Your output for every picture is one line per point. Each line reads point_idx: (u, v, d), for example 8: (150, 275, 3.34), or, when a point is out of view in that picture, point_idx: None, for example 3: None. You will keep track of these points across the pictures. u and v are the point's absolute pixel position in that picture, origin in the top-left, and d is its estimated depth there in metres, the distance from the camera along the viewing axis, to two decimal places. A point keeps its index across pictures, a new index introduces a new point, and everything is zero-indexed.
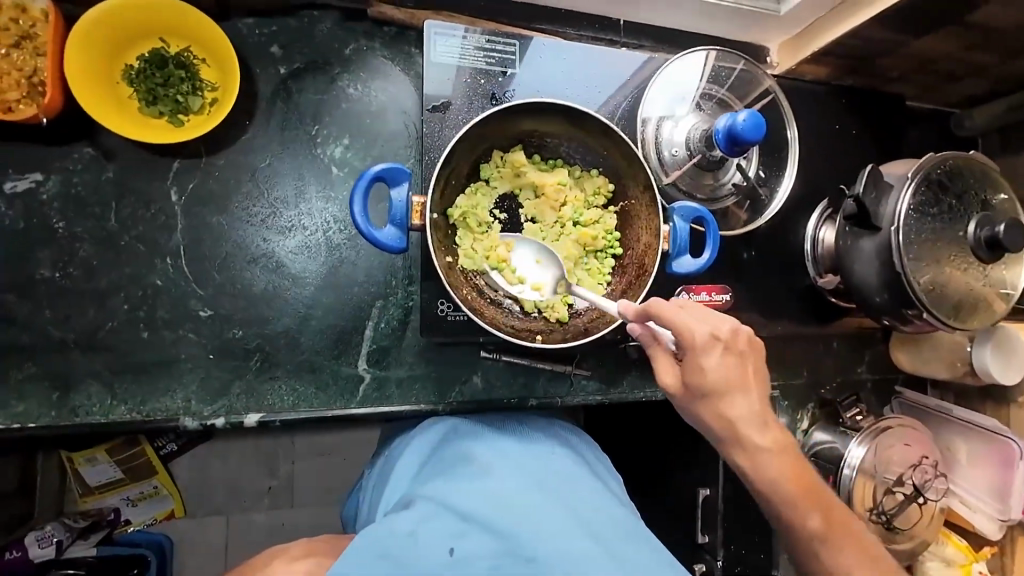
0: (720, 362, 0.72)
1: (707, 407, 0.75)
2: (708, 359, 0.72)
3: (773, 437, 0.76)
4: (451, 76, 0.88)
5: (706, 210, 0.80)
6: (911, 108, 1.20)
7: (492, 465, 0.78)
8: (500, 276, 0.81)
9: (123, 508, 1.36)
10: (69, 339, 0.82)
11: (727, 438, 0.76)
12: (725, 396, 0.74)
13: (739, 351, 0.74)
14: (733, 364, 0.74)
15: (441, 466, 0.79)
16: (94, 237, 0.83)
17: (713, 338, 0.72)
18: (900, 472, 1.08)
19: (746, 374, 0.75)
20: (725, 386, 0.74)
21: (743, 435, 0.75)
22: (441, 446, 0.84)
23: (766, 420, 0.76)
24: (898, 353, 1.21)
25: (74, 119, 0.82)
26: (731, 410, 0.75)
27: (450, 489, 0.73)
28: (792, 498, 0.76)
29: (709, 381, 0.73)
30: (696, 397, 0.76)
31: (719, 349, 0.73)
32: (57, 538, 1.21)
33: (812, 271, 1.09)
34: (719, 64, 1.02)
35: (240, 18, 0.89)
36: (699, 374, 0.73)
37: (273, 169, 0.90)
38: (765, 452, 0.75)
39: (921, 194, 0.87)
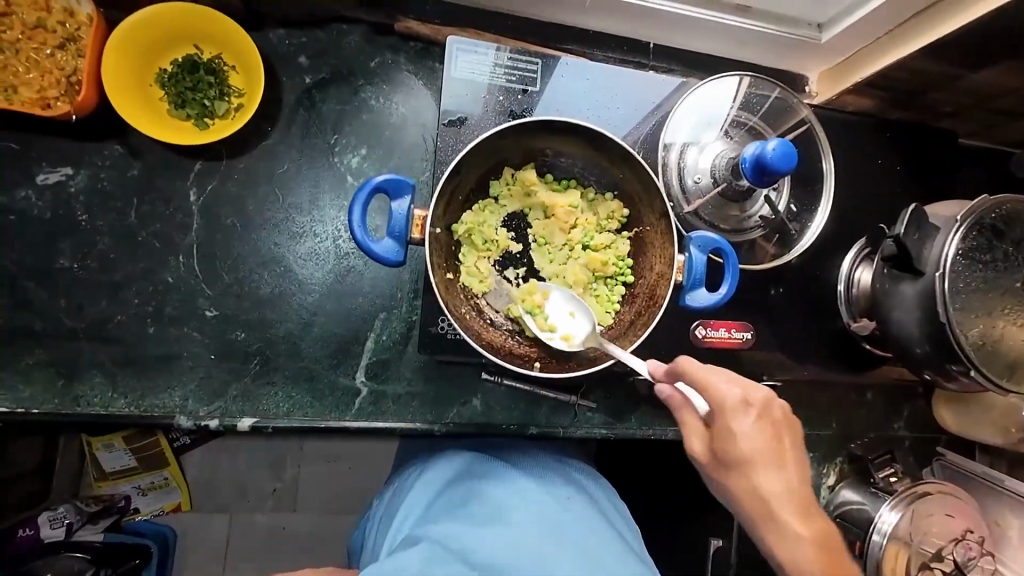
0: (753, 429, 0.71)
1: (740, 482, 0.73)
2: (740, 426, 0.71)
3: (813, 527, 0.72)
4: (470, 91, 0.87)
5: (726, 241, 0.75)
6: (965, 146, 1.11)
7: (503, 506, 0.75)
8: (532, 321, 0.76)
9: (134, 497, 1.35)
10: (79, 328, 0.84)
11: (758, 518, 0.73)
12: (762, 472, 0.72)
13: (773, 420, 0.73)
14: (770, 435, 0.72)
15: (452, 503, 0.78)
16: (113, 231, 0.86)
17: (745, 404, 0.71)
18: (940, 546, 0.97)
19: (786, 449, 0.73)
20: (758, 458, 0.72)
21: (778, 519, 0.72)
22: (457, 485, 0.81)
23: (814, 510, 0.73)
24: (942, 410, 1.10)
25: (107, 118, 0.86)
26: (765, 487, 0.72)
27: (458, 531, 0.71)
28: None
29: (744, 451, 0.71)
30: (725, 468, 0.73)
31: (752, 414, 0.71)
32: (69, 520, 1.23)
33: (845, 314, 1.02)
34: (752, 91, 0.97)
35: (273, 28, 0.92)
36: (732, 442, 0.72)
37: (290, 175, 0.91)
38: (802, 539, 0.72)
39: (972, 239, 0.79)
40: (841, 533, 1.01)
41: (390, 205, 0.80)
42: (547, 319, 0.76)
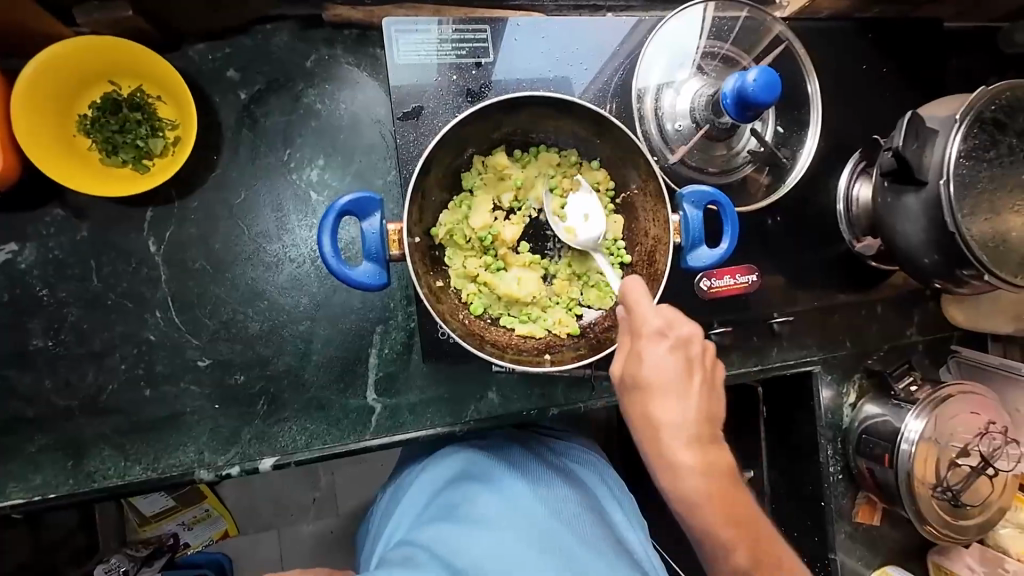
0: (665, 354, 0.65)
1: (637, 406, 0.67)
2: (651, 350, 0.65)
3: (708, 460, 0.66)
4: (420, 76, 0.80)
5: (721, 191, 0.70)
6: (949, 31, 1.05)
7: (494, 511, 0.75)
8: (549, 200, 0.74)
9: (181, 532, 1.36)
10: (73, 406, 0.81)
11: (649, 445, 0.67)
12: (657, 398, 0.65)
13: (690, 355, 0.66)
14: (681, 365, 0.66)
15: (444, 506, 0.79)
16: (79, 299, 0.81)
17: (658, 332, 0.65)
18: (966, 441, 0.99)
19: (686, 379, 0.66)
20: (661, 384, 0.65)
21: (669, 449, 0.65)
22: (450, 486, 0.82)
23: (704, 443, 0.66)
24: (953, 309, 1.11)
25: (37, 181, 0.79)
26: (662, 415, 0.65)
27: (447, 536, 0.72)
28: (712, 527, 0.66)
29: (647, 376, 0.66)
30: (627, 390, 0.68)
31: (666, 343, 0.66)
32: (124, 568, 1.23)
33: (847, 235, 0.99)
34: (719, 15, 0.90)
35: (191, 45, 0.83)
36: (641, 363, 0.66)
37: (249, 204, 0.85)
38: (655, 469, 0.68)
39: (974, 137, 0.74)
40: (869, 448, 1.03)
41: (359, 222, 0.75)
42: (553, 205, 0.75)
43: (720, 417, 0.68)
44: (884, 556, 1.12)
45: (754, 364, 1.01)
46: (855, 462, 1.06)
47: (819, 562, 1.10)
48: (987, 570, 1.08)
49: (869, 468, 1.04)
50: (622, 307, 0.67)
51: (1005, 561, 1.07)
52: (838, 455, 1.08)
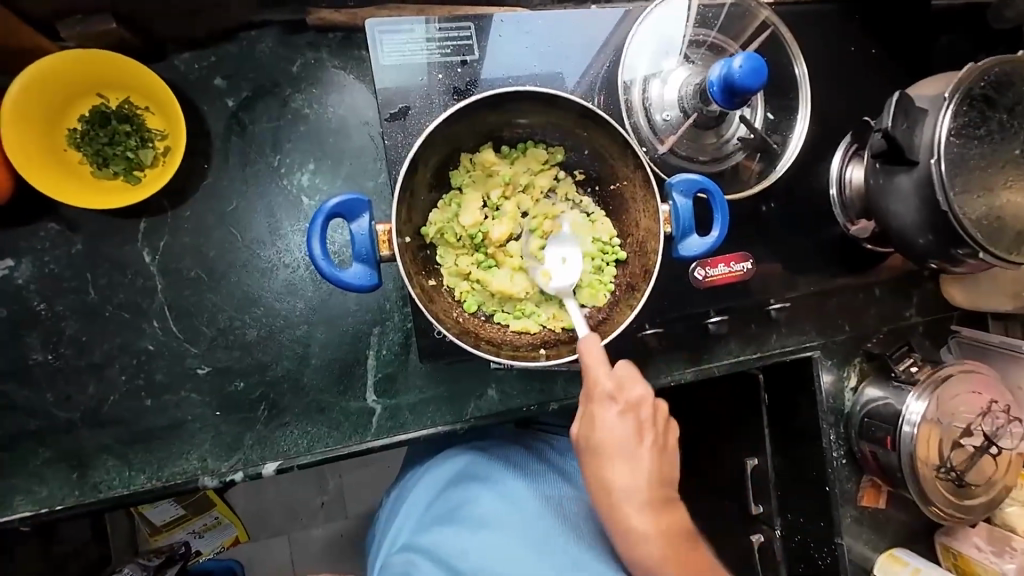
0: (616, 419, 0.68)
1: (595, 469, 0.70)
2: (604, 415, 0.68)
3: (659, 522, 0.70)
4: (406, 76, 0.80)
5: (710, 179, 0.69)
6: (940, 10, 1.04)
7: (496, 514, 0.76)
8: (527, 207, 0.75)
9: (192, 540, 1.37)
10: (75, 418, 0.82)
11: (605, 506, 0.70)
12: (612, 463, 0.69)
13: (640, 419, 0.69)
14: (632, 429, 0.69)
15: (446, 509, 0.80)
16: (77, 313, 0.81)
17: (611, 396, 0.68)
18: (968, 421, 0.99)
19: (643, 444, 0.69)
20: (616, 452, 0.69)
21: (624, 515, 0.69)
22: (452, 489, 0.83)
23: (659, 505, 0.70)
24: (952, 289, 1.11)
25: (30, 196, 0.79)
26: (614, 478, 0.69)
27: (450, 542, 0.75)
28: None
29: (603, 439, 0.69)
30: (584, 455, 0.71)
31: (617, 408, 0.68)
32: None
33: (841, 218, 0.99)
34: (704, 4, 0.90)
35: (176, 54, 0.83)
36: (594, 427, 0.69)
37: (242, 211, 0.86)
38: (638, 531, 0.69)
39: (964, 115, 0.73)
40: (872, 431, 1.03)
41: (346, 222, 0.76)
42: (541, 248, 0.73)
43: (675, 480, 0.72)
44: (892, 539, 1.12)
45: (753, 351, 1.02)
46: (857, 444, 1.06)
47: (826, 546, 1.10)
48: (995, 549, 1.07)
49: (872, 451, 1.04)
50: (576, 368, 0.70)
51: (1012, 540, 1.07)
52: (841, 439, 1.09)
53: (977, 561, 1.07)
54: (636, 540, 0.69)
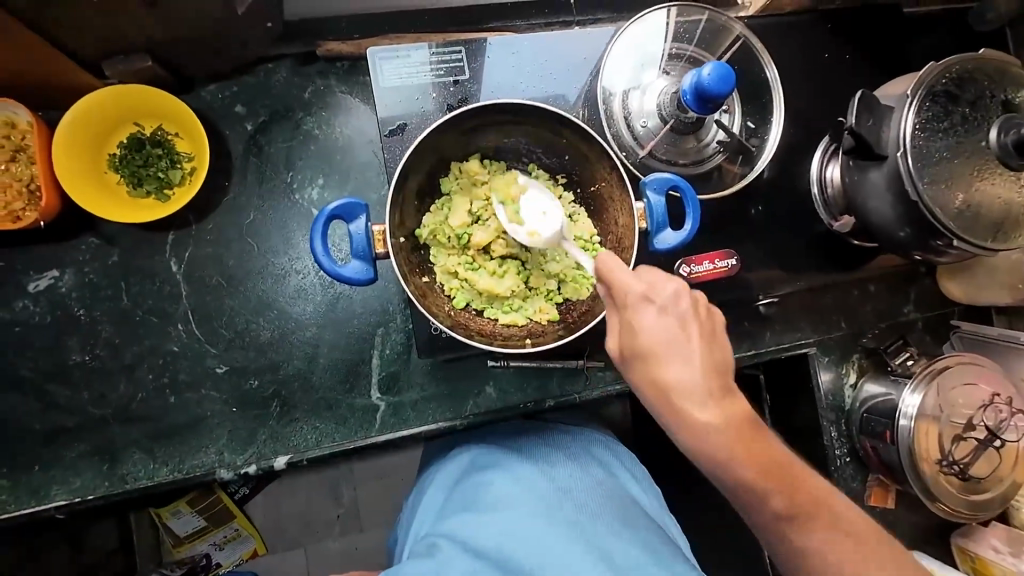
0: (658, 319, 0.66)
1: (645, 375, 0.68)
2: (642, 319, 0.67)
3: (725, 415, 0.66)
4: (403, 95, 0.87)
5: (681, 177, 0.74)
6: (914, 16, 1.09)
7: (509, 495, 0.79)
8: (514, 234, 0.78)
9: (213, 552, 1.44)
10: (107, 414, 0.89)
11: (664, 411, 0.68)
12: (665, 363, 0.67)
13: (682, 313, 0.67)
14: (677, 327, 0.67)
15: (461, 500, 0.82)
16: (112, 317, 0.90)
17: (645, 297, 0.67)
18: (969, 415, 0.99)
19: (692, 340, 0.66)
20: (664, 350, 0.67)
21: (686, 412, 0.66)
22: (464, 481, 0.86)
23: (721, 395, 0.67)
24: (948, 284, 1.12)
25: (74, 213, 0.89)
26: (671, 378, 0.66)
27: (470, 525, 0.75)
28: (751, 481, 0.66)
29: (646, 342, 0.67)
30: (631, 363, 0.69)
31: (654, 305, 0.67)
32: None
33: (825, 216, 1.01)
34: (682, 20, 0.96)
35: (203, 86, 0.93)
36: (636, 335, 0.68)
37: (259, 223, 0.94)
38: (707, 429, 0.66)
39: (927, 110, 0.77)
40: (871, 426, 1.03)
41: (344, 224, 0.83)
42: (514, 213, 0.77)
43: (733, 371, 0.69)
44: (903, 540, 1.09)
45: (747, 348, 1.05)
46: (858, 441, 1.06)
47: None
48: (1013, 549, 1.04)
49: (872, 446, 1.03)
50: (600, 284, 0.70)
51: None
52: (843, 437, 1.08)
53: (994, 561, 1.04)
54: (712, 447, 0.66)
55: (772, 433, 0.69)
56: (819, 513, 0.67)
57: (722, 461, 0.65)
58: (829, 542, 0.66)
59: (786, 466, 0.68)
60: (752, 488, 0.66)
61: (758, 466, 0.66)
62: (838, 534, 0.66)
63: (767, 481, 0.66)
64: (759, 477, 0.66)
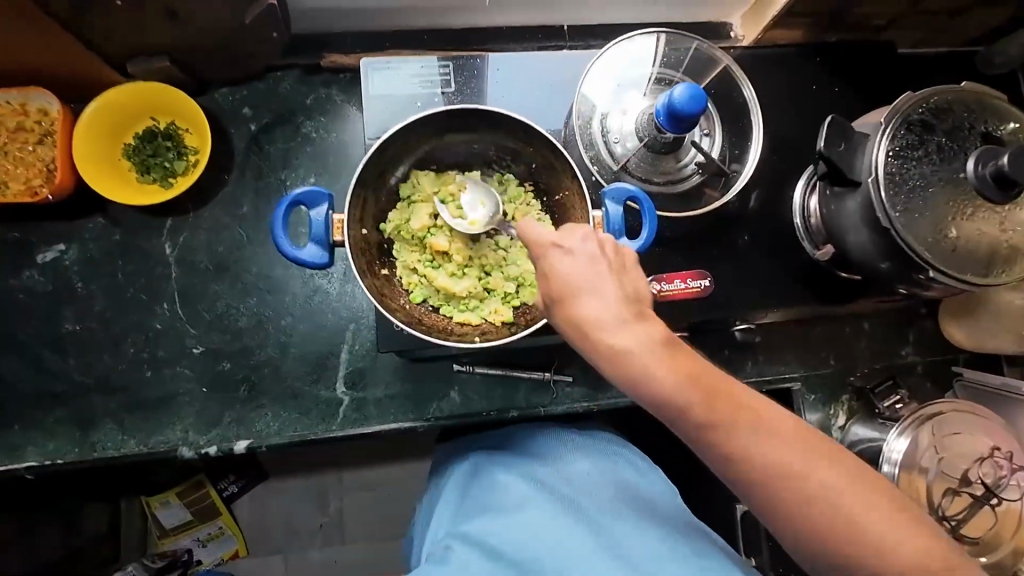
0: (573, 257, 0.63)
1: (564, 317, 0.64)
2: (556, 261, 0.63)
3: (641, 338, 0.60)
4: (391, 103, 0.93)
5: (640, 189, 0.75)
6: (914, 55, 1.09)
7: (524, 497, 0.83)
8: (445, 208, 0.81)
9: (195, 548, 1.44)
10: (88, 383, 0.94)
11: (584, 345, 0.63)
12: (580, 298, 0.62)
13: (594, 252, 0.63)
14: (594, 258, 0.63)
15: (476, 501, 0.86)
16: (106, 292, 0.96)
17: (555, 243, 0.64)
18: (964, 469, 0.91)
19: (604, 272, 0.62)
20: (578, 283, 0.62)
21: (609, 348, 0.61)
22: (476, 482, 0.90)
23: (641, 322, 0.61)
24: (952, 327, 1.06)
25: (86, 194, 0.97)
26: (588, 315, 0.61)
27: (489, 528, 0.80)
28: (685, 408, 0.59)
29: (562, 283, 0.63)
30: (554, 309, 0.65)
31: (569, 241, 0.64)
32: None
33: (807, 245, 0.98)
34: (670, 48, 0.99)
35: (216, 88, 1.02)
36: (553, 275, 0.64)
37: (251, 216, 1.00)
38: (631, 357, 0.60)
39: (901, 138, 0.76)
40: None
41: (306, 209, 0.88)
42: (456, 206, 0.81)
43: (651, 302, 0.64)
44: None
45: None
46: None
47: None
48: None
49: None
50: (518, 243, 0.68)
51: None
52: None
53: None
54: (649, 381, 0.59)
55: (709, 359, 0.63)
56: (763, 432, 0.58)
57: (659, 398, 0.59)
58: (812, 472, 0.58)
59: (718, 377, 0.61)
60: (682, 412, 0.59)
61: (702, 393, 0.59)
62: (781, 438, 0.59)
63: (715, 410, 0.59)
64: (704, 410, 0.59)
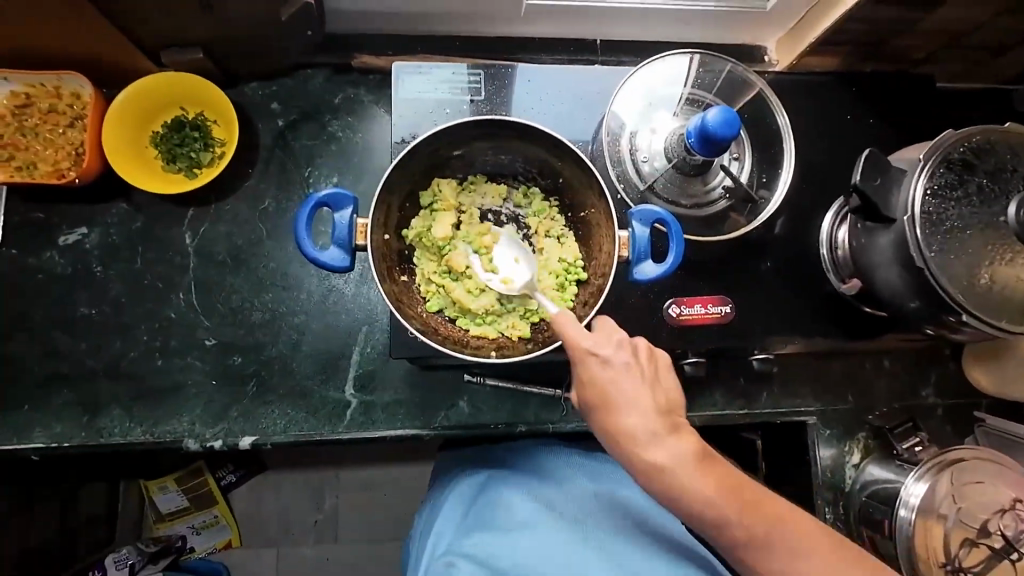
0: (611, 365, 0.68)
1: (603, 426, 0.68)
2: (595, 370, 0.68)
3: (677, 454, 0.66)
4: (420, 108, 0.92)
5: (667, 211, 0.73)
6: (952, 90, 1.07)
7: (531, 518, 0.85)
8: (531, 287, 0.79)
9: (190, 536, 1.44)
10: (99, 367, 0.94)
11: (625, 459, 0.68)
12: (621, 410, 0.67)
13: (628, 359, 0.69)
14: (631, 368, 0.69)
15: (481, 513, 0.88)
16: (123, 278, 0.97)
17: (594, 348, 0.68)
18: (983, 520, 0.88)
19: (640, 381, 0.68)
20: (616, 397, 0.67)
21: (647, 458, 0.66)
22: (482, 493, 0.91)
23: (671, 432, 0.68)
24: (976, 371, 1.03)
25: (111, 180, 0.97)
26: (628, 427, 0.67)
27: (494, 544, 0.83)
28: (714, 520, 0.66)
29: (601, 393, 0.68)
30: (594, 416, 0.69)
31: (611, 352, 0.69)
32: (131, 562, 1.30)
33: (833, 278, 0.96)
34: (703, 69, 0.98)
35: (246, 82, 1.02)
36: (592, 384, 0.68)
37: (272, 211, 1.00)
38: (669, 472, 0.66)
39: (940, 176, 0.74)
40: (869, 512, 0.94)
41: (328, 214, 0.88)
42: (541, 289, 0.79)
43: (682, 408, 0.70)
44: None
45: (741, 407, 1.01)
46: (855, 528, 0.97)
47: None
48: None
49: (871, 537, 0.94)
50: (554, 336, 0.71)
51: None
52: (840, 521, 0.99)
53: None
54: (686, 492, 0.65)
55: (729, 463, 0.70)
56: (795, 538, 0.66)
57: (689, 504, 0.65)
58: None
59: (745, 488, 0.68)
60: (723, 529, 0.66)
61: (726, 498, 0.66)
62: (810, 553, 0.66)
63: (736, 512, 0.66)
64: (728, 511, 0.65)
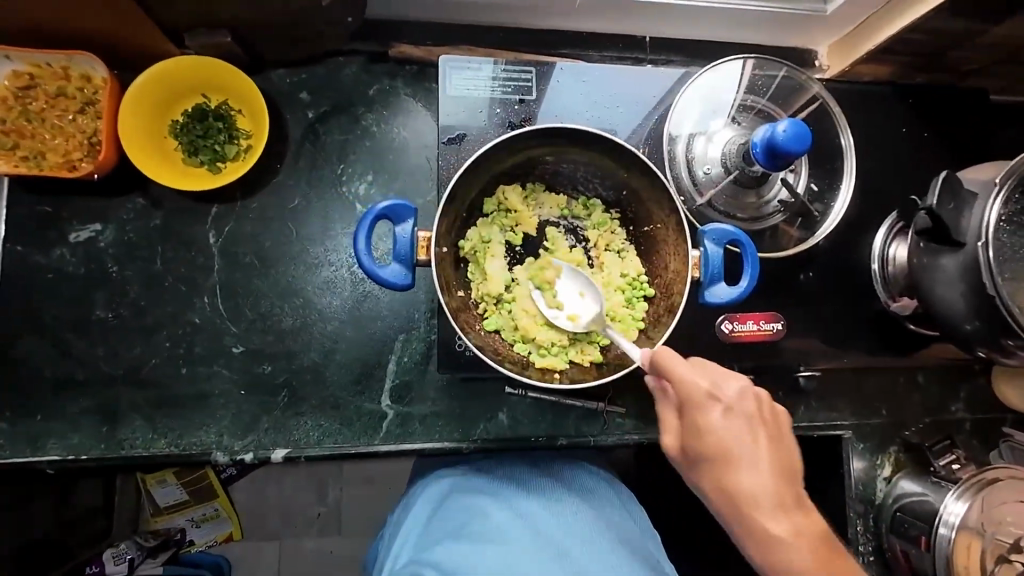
0: (727, 420, 0.66)
1: (711, 479, 0.67)
2: (710, 417, 0.66)
3: (796, 526, 0.65)
4: (467, 106, 0.86)
5: (742, 231, 0.72)
6: (1001, 104, 1.06)
7: (505, 527, 0.80)
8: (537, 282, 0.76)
9: (189, 529, 1.40)
10: (118, 375, 0.88)
11: (731, 515, 0.66)
12: (742, 469, 0.65)
13: (749, 413, 0.67)
14: (748, 425, 0.66)
15: (453, 522, 0.83)
16: (142, 279, 0.90)
17: (711, 395, 0.66)
18: (1018, 536, 0.89)
19: (762, 441, 0.66)
20: (732, 452, 0.66)
21: (757, 522, 0.65)
22: (457, 501, 0.86)
23: (791, 503, 0.66)
24: (1005, 388, 1.04)
25: (127, 172, 0.90)
26: (743, 485, 0.65)
27: (459, 553, 0.77)
28: None
29: (716, 445, 0.66)
30: (693, 465, 0.68)
31: (723, 406, 0.66)
32: (130, 555, 1.28)
33: (882, 294, 0.97)
34: (760, 73, 0.94)
35: (273, 69, 0.94)
36: (703, 436, 0.67)
37: (302, 210, 0.94)
38: (783, 539, 0.64)
39: (1015, 203, 0.74)
40: (904, 527, 0.95)
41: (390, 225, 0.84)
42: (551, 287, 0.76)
43: (802, 474, 0.68)
44: None
45: None
46: (887, 541, 0.98)
47: None
48: None
49: (903, 551, 0.95)
50: (658, 374, 0.68)
51: None
52: (870, 533, 1.00)
53: None
54: (792, 557, 0.64)
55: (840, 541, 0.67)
56: None
57: (791, 571, 0.64)
58: None
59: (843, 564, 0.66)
60: None
61: (828, 575, 0.64)
62: None
63: None
64: None
